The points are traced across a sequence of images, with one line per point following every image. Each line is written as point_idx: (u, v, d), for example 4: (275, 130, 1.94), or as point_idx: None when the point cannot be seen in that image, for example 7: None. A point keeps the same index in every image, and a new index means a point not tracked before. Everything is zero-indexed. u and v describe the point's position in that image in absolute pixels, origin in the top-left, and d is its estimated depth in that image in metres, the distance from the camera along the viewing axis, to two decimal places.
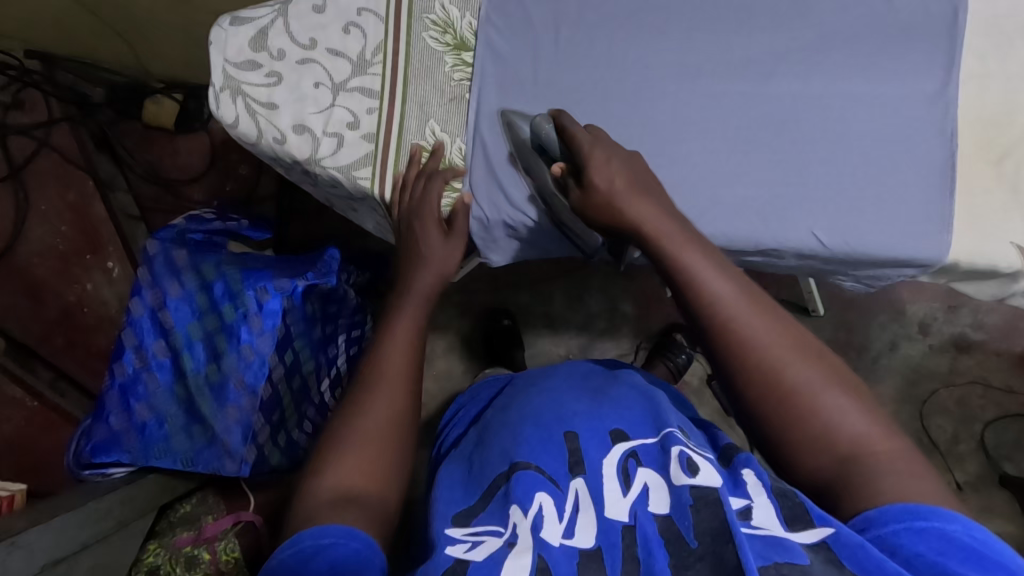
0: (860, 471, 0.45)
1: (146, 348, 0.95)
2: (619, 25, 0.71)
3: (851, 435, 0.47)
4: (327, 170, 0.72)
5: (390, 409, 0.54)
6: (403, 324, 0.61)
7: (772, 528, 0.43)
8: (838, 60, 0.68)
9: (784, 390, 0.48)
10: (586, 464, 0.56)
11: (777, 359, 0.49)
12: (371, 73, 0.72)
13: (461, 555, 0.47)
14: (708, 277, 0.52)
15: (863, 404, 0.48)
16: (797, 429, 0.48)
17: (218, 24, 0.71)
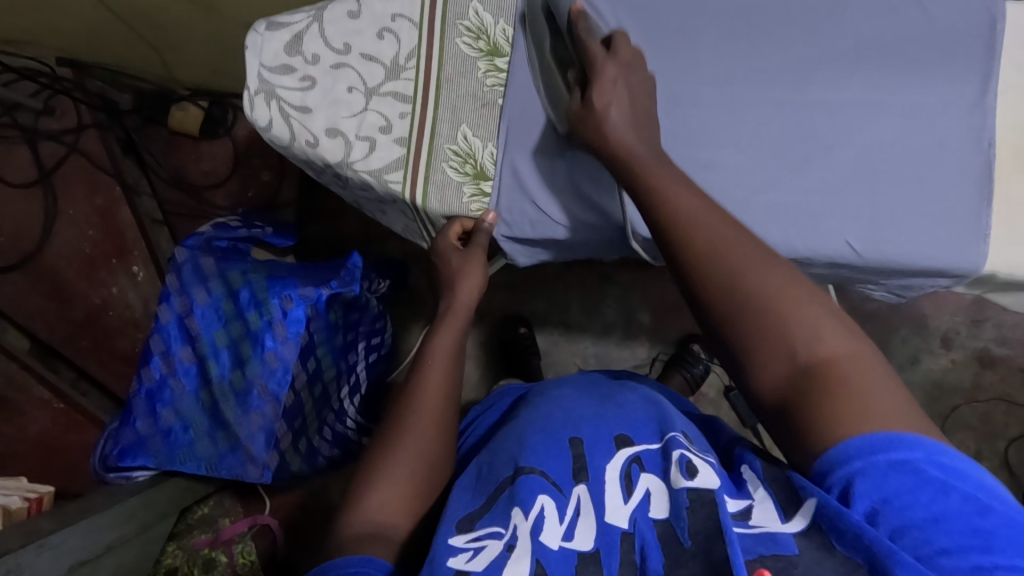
0: (832, 388, 0.44)
1: (173, 353, 0.94)
2: (653, 33, 0.71)
3: (812, 344, 0.47)
4: (359, 173, 0.72)
5: (418, 453, 0.59)
6: (434, 358, 0.64)
7: (772, 525, 0.44)
8: (872, 69, 0.68)
9: (741, 292, 0.50)
10: (589, 470, 0.55)
11: (737, 266, 0.51)
12: (404, 78, 0.72)
13: (462, 566, 0.46)
14: (675, 194, 0.56)
15: (854, 342, 0.47)
16: (775, 346, 0.47)
17: (254, 29, 0.72)
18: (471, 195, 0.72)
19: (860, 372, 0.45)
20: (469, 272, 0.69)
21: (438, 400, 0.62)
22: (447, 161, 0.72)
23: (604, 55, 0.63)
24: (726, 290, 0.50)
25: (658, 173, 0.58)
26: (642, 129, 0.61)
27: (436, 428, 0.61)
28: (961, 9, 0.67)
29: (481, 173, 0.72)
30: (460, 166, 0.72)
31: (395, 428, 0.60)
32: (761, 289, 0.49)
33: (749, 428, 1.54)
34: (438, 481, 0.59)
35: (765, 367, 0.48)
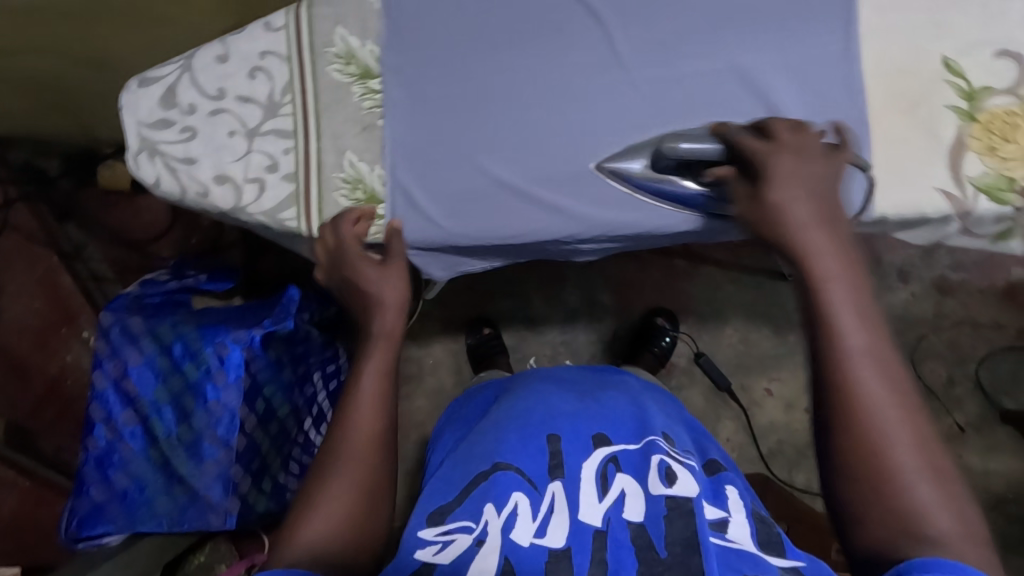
0: (892, 516, 0.44)
1: (116, 419, 0.94)
2: (521, 28, 0.70)
3: (929, 524, 0.43)
4: (253, 215, 0.72)
5: (353, 475, 0.56)
6: (369, 371, 0.60)
7: (744, 543, 0.54)
8: (737, 33, 0.68)
9: (878, 453, 0.45)
10: (564, 467, 0.62)
11: (887, 427, 0.45)
12: (282, 114, 0.72)
13: (429, 559, 0.53)
14: (851, 326, 0.47)
15: (951, 496, 0.44)
16: (859, 460, 0.45)
17: (127, 89, 0.73)
18: (366, 219, 0.71)
19: (936, 517, 0.43)
20: (391, 281, 0.65)
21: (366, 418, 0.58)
22: (337, 190, 0.71)
23: (767, 148, 0.58)
24: (861, 448, 0.45)
25: (840, 299, 0.49)
26: (827, 213, 0.55)
27: (365, 452, 0.57)
28: None
29: (373, 197, 0.71)
30: (351, 192, 0.71)
31: (324, 456, 0.57)
32: (898, 458, 0.44)
33: (725, 391, 1.55)
34: (375, 508, 0.56)
35: (829, 459, 0.47)
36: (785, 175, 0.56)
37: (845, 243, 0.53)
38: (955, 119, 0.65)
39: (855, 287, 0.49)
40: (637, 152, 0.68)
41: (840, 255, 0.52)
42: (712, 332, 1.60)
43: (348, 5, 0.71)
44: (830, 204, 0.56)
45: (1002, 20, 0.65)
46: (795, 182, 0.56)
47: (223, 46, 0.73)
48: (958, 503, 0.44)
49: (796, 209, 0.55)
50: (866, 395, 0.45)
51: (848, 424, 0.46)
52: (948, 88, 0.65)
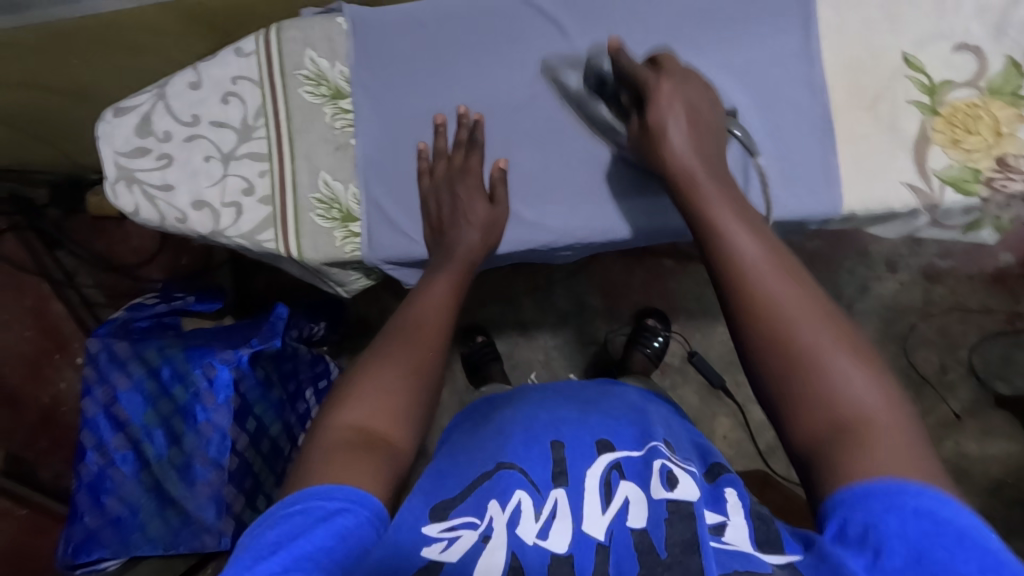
0: (819, 399, 0.47)
1: (106, 444, 0.94)
2: (487, 43, 0.72)
3: (851, 398, 0.46)
4: (232, 239, 0.73)
5: (410, 375, 0.57)
6: (437, 289, 0.65)
7: (742, 545, 0.46)
8: (698, 37, 0.69)
9: (788, 342, 0.49)
10: (569, 474, 0.55)
11: (788, 316, 0.49)
12: (256, 138, 0.73)
13: (437, 556, 0.46)
14: (736, 238, 0.54)
15: (867, 367, 0.47)
16: (775, 357, 0.49)
17: (102, 119, 0.74)
18: (343, 238, 0.72)
19: (857, 394, 0.46)
20: (473, 218, 0.68)
21: (430, 341, 0.60)
22: (313, 210, 0.72)
23: (653, 76, 0.61)
24: (771, 343, 0.49)
25: (723, 216, 0.55)
26: (705, 146, 0.61)
27: (415, 365, 0.58)
28: None
29: (349, 215, 0.72)
30: (327, 212, 0.72)
31: (375, 353, 0.59)
32: (803, 340, 0.48)
33: (719, 388, 1.55)
34: (409, 429, 0.55)
35: (754, 364, 0.50)
36: (661, 94, 0.60)
37: (723, 172, 0.60)
38: (917, 113, 0.66)
39: (734, 203, 0.57)
40: (575, 64, 0.70)
41: (721, 182, 0.59)
42: (704, 330, 1.60)
43: (316, 28, 0.72)
44: (715, 137, 0.62)
45: (959, 14, 0.66)
46: (676, 106, 0.60)
47: (195, 72, 0.74)
48: (871, 368, 0.47)
49: (674, 132, 0.60)
50: (758, 293, 0.51)
51: (760, 324, 0.50)
52: (909, 83, 0.66)
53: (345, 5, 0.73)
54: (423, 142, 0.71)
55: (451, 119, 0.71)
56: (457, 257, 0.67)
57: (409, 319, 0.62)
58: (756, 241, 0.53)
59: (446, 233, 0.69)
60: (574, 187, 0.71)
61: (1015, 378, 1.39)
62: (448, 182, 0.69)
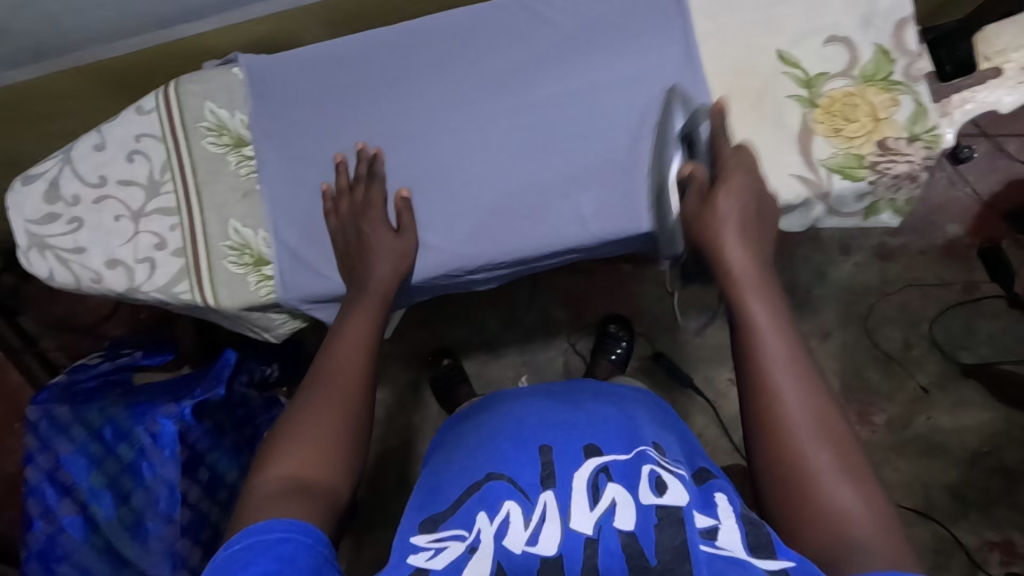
0: (829, 514, 0.49)
1: (54, 510, 0.91)
2: (385, 77, 0.72)
3: (845, 511, 0.49)
4: (149, 294, 0.74)
5: (333, 418, 0.58)
6: (356, 327, 0.65)
7: (736, 550, 0.47)
8: (583, 54, 0.70)
9: (794, 454, 0.51)
10: (557, 476, 0.56)
11: (800, 436, 0.52)
12: (164, 192, 0.74)
13: (422, 564, 0.50)
14: (766, 333, 0.56)
15: (862, 489, 0.50)
16: (787, 473, 0.51)
17: (12, 189, 0.75)
18: (257, 282, 0.73)
19: (859, 513, 0.49)
20: (381, 248, 0.68)
21: (350, 382, 0.61)
22: (225, 258, 0.73)
23: (730, 153, 0.63)
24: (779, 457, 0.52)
25: (758, 307, 0.57)
26: (753, 236, 0.61)
27: (340, 409, 0.59)
28: None
29: (261, 259, 0.73)
30: (240, 258, 0.73)
31: (300, 399, 0.60)
32: (806, 457, 0.51)
33: (689, 387, 1.55)
34: (340, 469, 0.56)
35: (764, 468, 0.53)
36: (729, 188, 0.61)
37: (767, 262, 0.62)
38: (798, 107, 0.68)
39: (766, 293, 0.58)
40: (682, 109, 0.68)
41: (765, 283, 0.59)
42: (669, 331, 1.57)
43: (213, 81, 0.74)
44: (761, 232, 0.63)
45: (829, 8, 0.68)
46: (737, 192, 0.61)
47: (99, 134, 0.75)
48: (866, 489, 0.50)
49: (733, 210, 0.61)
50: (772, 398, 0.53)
51: (772, 440, 0.53)
52: (787, 79, 0.68)
53: (240, 56, 0.74)
54: (327, 183, 0.72)
55: (353, 157, 0.72)
56: (370, 289, 0.68)
57: (329, 359, 0.63)
58: (781, 337, 0.55)
59: (358, 267, 0.69)
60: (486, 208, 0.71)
61: (977, 348, 1.41)
62: (358, 218, 0.69)
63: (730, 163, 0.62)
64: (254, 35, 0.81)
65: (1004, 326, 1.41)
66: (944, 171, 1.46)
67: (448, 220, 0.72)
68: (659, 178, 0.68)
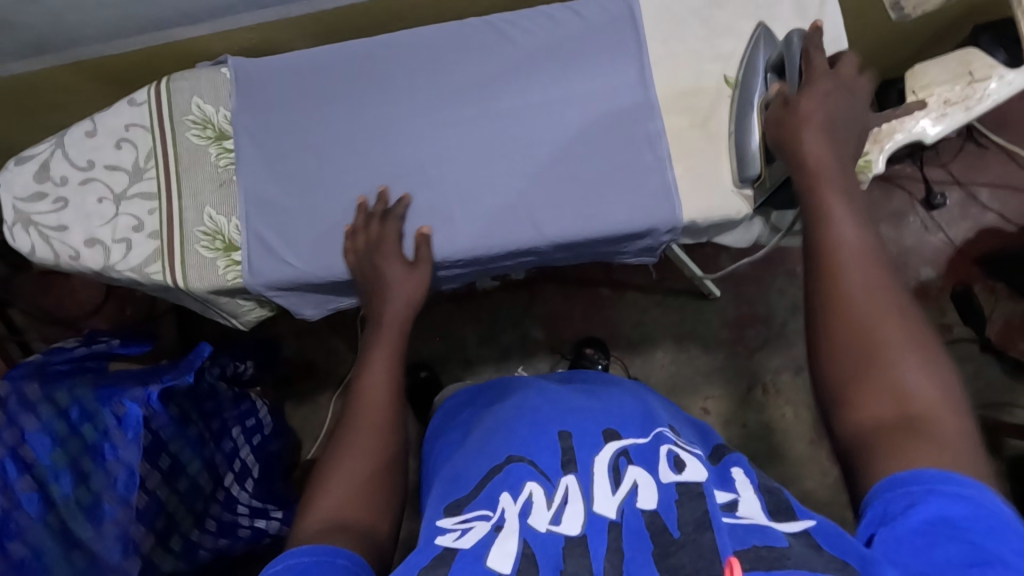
0: (885, 389, 0.48)
1: (12, 486, 0.91)
2: (354, 89, 0.78)
3: (915, 392, 0.47)
4: (122, 272, 0.77)
5: (370, 454, 0.58)
6: (378, 361, 0.66)
7: (757, 517, 0.45)
8: (544, 71, 0.76)
9: (861, 332, 0.50)
10: (578, 462, 0.55)
11: (870, 312, 0.50)
12: (146, 178, 0.79)
13: (451, 543, 0.49)
14: (835, 221, 0.55)
15: (933, 370, 0.48)
16: (857, 345, 0.50)
17: (4, 168, 0.79)
18: (225, 266, 0.77)
19: (923, 392, 0.47)
20: (398, 283, 0.72)
21: (377, 412, 0.61)
22: (198, 242, 0.77)
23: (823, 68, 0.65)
24: (846, 329, 0.50)
25: (828, 196, 0.57)
26: (835, 136, 0.62)
27: (374, 442, 0.59)
28: (605, 5, 0.76)
29: (231, 245, 0.77)
30: (212, 244, 0.77)
31: (336, 442, 0.59)
32: (874, 330, 0.49)
33: None
34: (381, 506, 0.55)
35: (824, 344, 0.51)
36: (808, 91, 0.63)
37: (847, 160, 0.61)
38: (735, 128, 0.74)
39: (840, 185, 0.58)
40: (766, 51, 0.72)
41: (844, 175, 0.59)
42: (645, 357, 1.57)
43: (201, 79, 0.79)
44: (845, 136, 0.63)
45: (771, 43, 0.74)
46: (818, 98, 0.63)
47: (92, 122, 0.80)
48: (938, 369, 0.48)
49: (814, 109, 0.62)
50: (847, 274, 0.52)
51: (841, 320, 0.51)
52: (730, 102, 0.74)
53: (229, 57, 0.80)
54: (365, 195, 0.76)
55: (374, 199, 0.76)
56: (387, 325, 0.70)
57: (357, 395, 0.63)
58: (853, 226, 0.54)
59: (377, 307, 0.72)
60: (445, 217, 0.76)
61: None
62: (373, 252, 0.73)
63: (817, 74, 0.65)
64: (246, 42, 0.88)
65: (974, 369, 1.43)
66: (918, 215, 1.49)
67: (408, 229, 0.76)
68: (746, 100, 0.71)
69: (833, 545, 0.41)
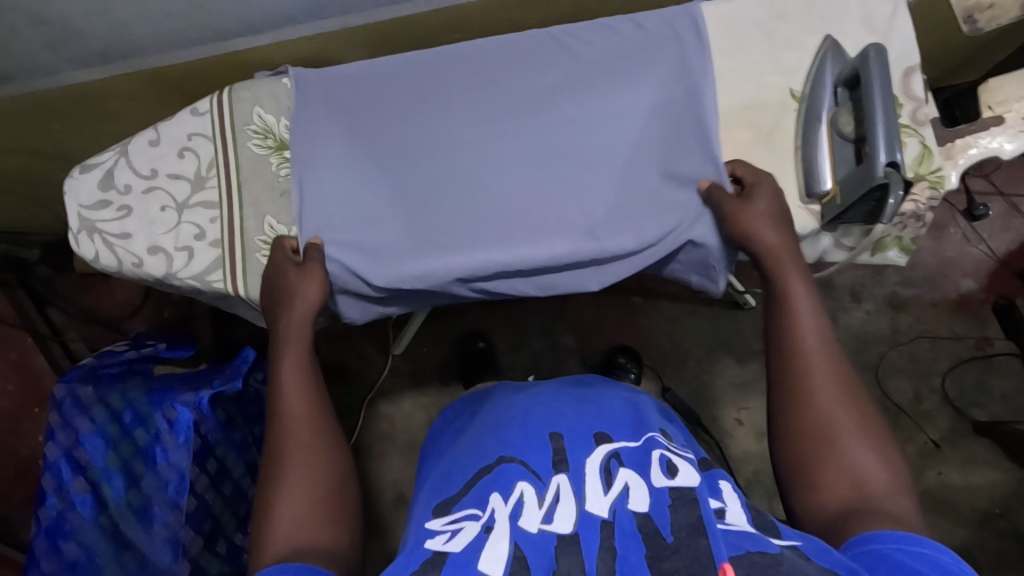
0: (845, 473, 0.55)
1: (67, 487, 0.94)
2: (384, 110, 0.78)
3: (870, 478, 0.54)
4: (184, 280, 0.78)
5: (311, 465, 0.60)
6: (299, 367, 0.68)
7: (744, 525, 0.49)
8: (604, 82, 0.75)
9: (814, 419, 0.58)
10: (570, 462, 0.57)
11: (823, 401, 0.58)
12: (208, 187, 0.79)
13: (441, 547, 0.50)
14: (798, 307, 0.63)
15: (883, 455, 0.56)
16: (815, 435, 0.57)
17: (70, 175, 0.81)
18: None
19: (875, 475, 0.54)
20: (304, 294, 0.72)
21: (319, 426, 0.64)
22: (259, 251, 0.78)
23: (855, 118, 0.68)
24: (802, 416, 0.58)
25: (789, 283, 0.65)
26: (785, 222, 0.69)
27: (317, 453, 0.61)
28: (666, 16, 0.76)
29: None
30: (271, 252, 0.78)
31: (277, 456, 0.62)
32: (828, 416, 0.57)
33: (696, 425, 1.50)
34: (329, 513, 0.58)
35: (791, 428, 0.59)
36: (759, 191, 0.69)
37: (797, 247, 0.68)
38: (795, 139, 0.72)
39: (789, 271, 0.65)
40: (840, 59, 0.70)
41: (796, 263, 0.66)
42: (677, 366, 1.56)
43: (263, 88, 0.80)
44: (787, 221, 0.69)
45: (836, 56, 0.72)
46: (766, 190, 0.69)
47: (155, 131, 0.81)
48: (886, 455, 0.56)
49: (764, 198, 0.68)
50: (800, 368, 0.60)
51: (800, 410, 0.59)
52: (795, 115, 0.72)
53: (290, 68, 0.81)
54: (316, 235, 0.76)
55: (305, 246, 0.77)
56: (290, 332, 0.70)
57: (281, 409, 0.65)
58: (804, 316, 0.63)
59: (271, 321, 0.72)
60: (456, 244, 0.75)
61: (989, 405, 1.40)
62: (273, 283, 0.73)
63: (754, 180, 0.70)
64: (300, 52, 0.88)
65: (1017, 385, 1.40)
66: (959, 227, 1.46)
67: (421, 254, 0.76)
68: (811, 116, 0.70)
69: (823, 559, 0.46)
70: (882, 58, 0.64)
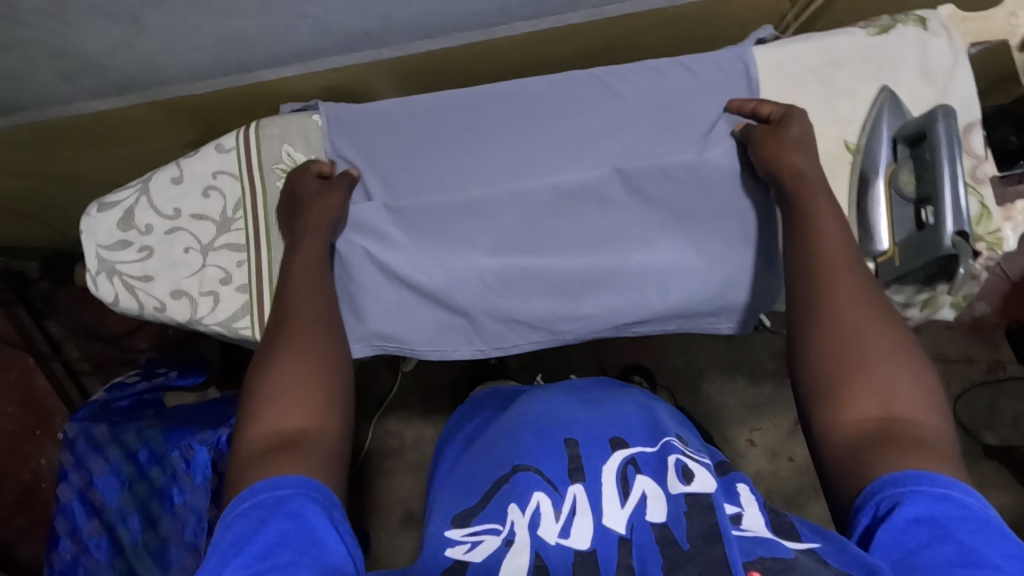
0: (874, 387, 0.50)
1: (81, 530, 0.92)
2: (420, 150, 0.75)
3: (905, 397, 0.49)
4: (209, 326, 0.76)
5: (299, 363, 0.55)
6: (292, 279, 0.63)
7: (761, 532, 0.47)
8: (653, 127, 0.73)
9: (844, 327, 0.53)
10: (586, 470, 0.53)
11: (857, 313, 0.53)
12: (235, 229, 0.76)
13: (462, 556, 0.47)
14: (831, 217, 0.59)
15: (916, 372, 0.51)
16: (842, 345, 0.52)
17: (87, 213, 0.76)
18: None
19: (906, 394, 0.50)
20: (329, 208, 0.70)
21: (312, 330, 0.58)
22: None
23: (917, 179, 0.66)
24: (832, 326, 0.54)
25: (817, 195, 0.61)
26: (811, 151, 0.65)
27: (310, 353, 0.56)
28: (717, 60, 0.73)
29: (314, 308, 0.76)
30: None
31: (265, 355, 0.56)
32: (860, 324, 0.53)
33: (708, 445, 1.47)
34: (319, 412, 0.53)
35: (815, 337, 0.54)
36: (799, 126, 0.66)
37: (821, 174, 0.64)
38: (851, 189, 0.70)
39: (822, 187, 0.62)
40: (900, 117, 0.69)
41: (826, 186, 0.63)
42: (690, 387, 1.52)
43: (293, 124, 0.76)
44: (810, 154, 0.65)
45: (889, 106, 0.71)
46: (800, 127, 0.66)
47: (178, 167, 0.77)
48: (917, 371, 0.51)
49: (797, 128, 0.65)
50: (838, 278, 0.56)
51: (827, 320, 0.54)
52: (850, 166, 0.70)
53: (322, 103, 0.77)
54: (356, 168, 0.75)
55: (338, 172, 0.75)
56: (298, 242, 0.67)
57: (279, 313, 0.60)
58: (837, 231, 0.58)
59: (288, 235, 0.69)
60: (503, 288, 0.74)
61: (1002, 429, 1.38)
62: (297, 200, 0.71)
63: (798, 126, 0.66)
64: (328, 82, 0.84)
65: None
66: None
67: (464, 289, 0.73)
68: (865, 173, 0.68)
69: (842, 561, 0.42)
70: (950, 122, 0.62)
